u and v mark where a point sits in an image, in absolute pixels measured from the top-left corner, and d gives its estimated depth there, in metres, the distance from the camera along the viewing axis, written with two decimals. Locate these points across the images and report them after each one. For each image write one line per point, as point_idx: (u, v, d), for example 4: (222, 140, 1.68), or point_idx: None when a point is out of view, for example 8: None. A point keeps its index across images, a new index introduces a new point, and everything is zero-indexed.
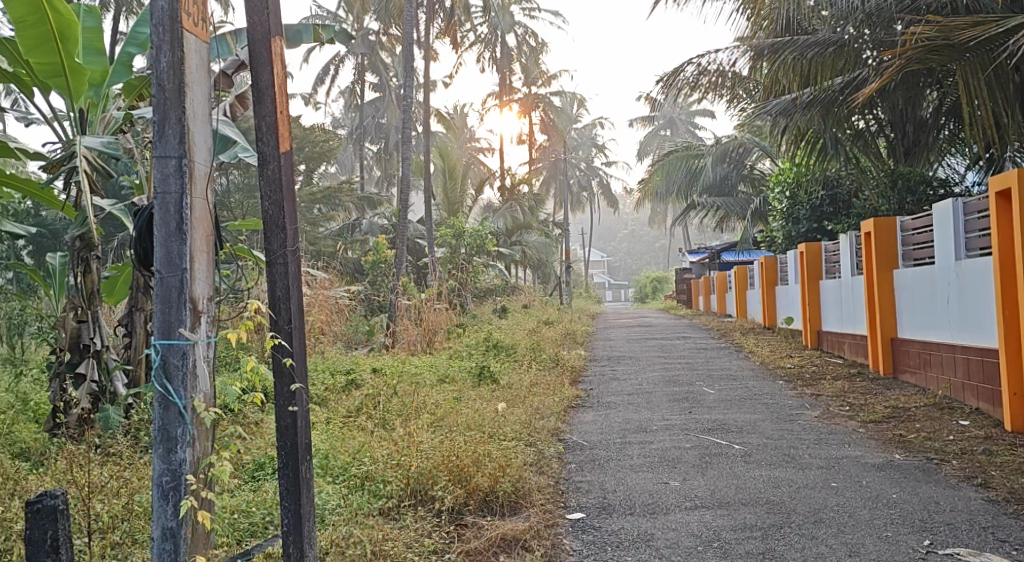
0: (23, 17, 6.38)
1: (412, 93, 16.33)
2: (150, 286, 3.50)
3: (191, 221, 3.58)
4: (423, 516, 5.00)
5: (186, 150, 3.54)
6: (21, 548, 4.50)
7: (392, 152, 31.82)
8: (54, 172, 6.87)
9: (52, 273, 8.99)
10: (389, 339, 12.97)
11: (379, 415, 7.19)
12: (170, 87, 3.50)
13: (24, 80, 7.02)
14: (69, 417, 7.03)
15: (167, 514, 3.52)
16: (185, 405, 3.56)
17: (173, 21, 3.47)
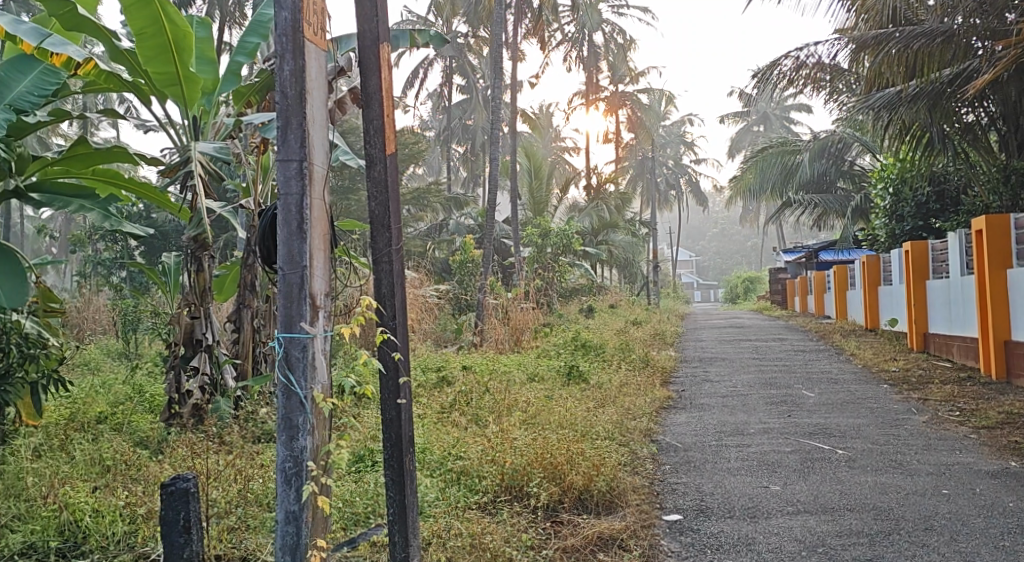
0: (142, 29, 6.75)
1: (500, 94, 16.46)
2: (273, 282, 3.68)
3: (311, 220, 3.73)
4: (519, 512, 5.05)
5: (307, 153, 3.69)
6: (147, 530, 4.79)
7: (478, 153, 32.11)
8: (171, 176, 7.26)
9: (167, 272, 9.48)
10: (478, 338, 13.12)
11: (472, 412, 7.28)
12: (292, 93, 3.66)
13: (143, 89, 7.40)
14: (183, 407, 7.39)
15: (289, 498, 3.69)
16: (305, 395, 3.71)
17: (295, 31, 3.64)
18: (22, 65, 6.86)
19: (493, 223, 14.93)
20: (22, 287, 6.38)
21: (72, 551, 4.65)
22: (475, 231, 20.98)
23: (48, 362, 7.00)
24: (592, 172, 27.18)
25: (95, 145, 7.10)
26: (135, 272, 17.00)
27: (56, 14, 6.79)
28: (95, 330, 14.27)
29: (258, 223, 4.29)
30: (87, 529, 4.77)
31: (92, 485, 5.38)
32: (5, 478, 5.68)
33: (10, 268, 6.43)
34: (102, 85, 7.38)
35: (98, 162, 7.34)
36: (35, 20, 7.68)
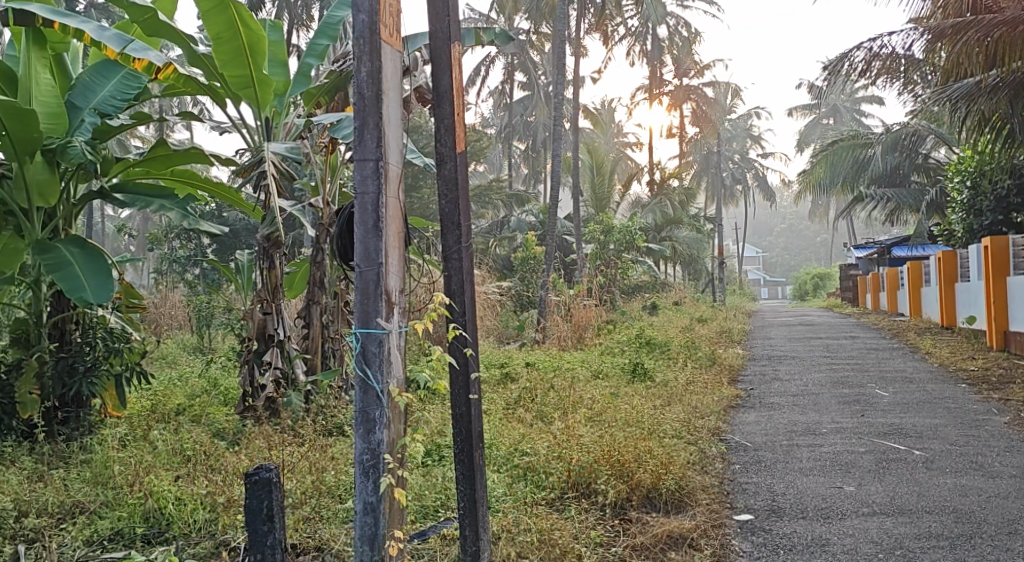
0: (219, 34, 6.95)
1: (563, 90, 16.45)
2: (350, 279, 3.77)
3: (387, 219, 3.80)
4: (587, 509, 5.05)
5: (382, 152, 3.76)
6: (226, 518, 4.97)
7: (539, 150, 32.09)
8: (245, 177, 7.49)
9: (241, 269, 9.74)
10: (540, 335, 13.15)
11: (537, 409, 7.30)
12: (369, 94, 3.73)
13: (218, 91, 7.62)
14: (257, 400, 7.61)
15: (367, 490, 3.77)
16: (382, 389, 3.79)
17: (372, 33, 3.71)
18: (106, 70, 7.13)
19: (556, 220, 14.91)
20: (106, 283, 6.57)
21: (157, 537, 4.86)
22: (537, 228, 21.00)
23: (131, 356, 7.32)
24: (656, 168, 26.95)
25: (173, 147, 7.35)
26: (208, 269, 17.49)
27: (137, 20, 7.04)
28: (170, 325, 14.73)
29: (335, 222, 4.39)
30: (170, 516, 4.98)
31: (174, 474, 5.60)
32: (93, 466, 5.95)
33: (96, 266, 6.69)
34: (180, 88, 7.62)
35: (177, 164, 7.59)
36: (118, 27, 7.98)
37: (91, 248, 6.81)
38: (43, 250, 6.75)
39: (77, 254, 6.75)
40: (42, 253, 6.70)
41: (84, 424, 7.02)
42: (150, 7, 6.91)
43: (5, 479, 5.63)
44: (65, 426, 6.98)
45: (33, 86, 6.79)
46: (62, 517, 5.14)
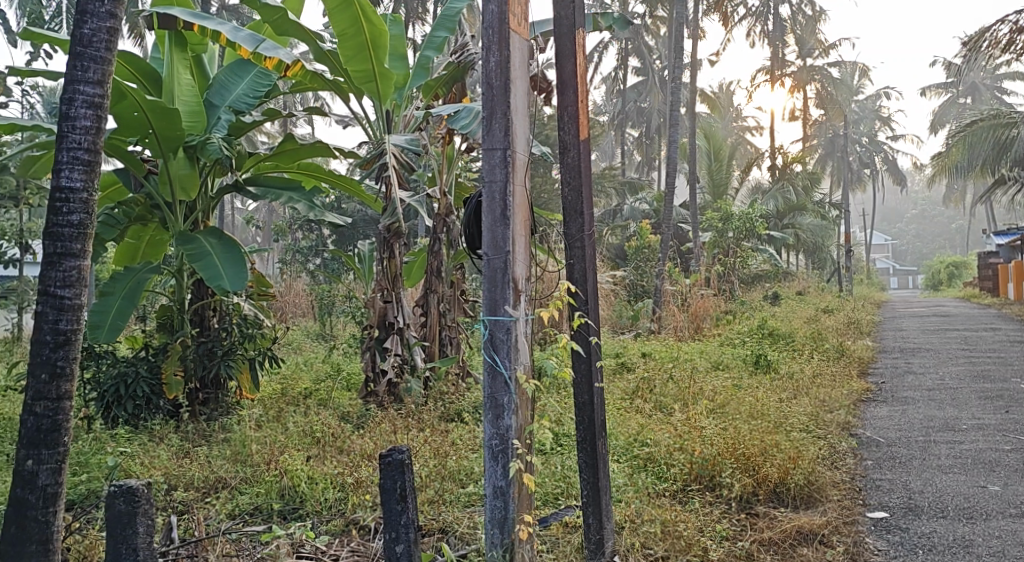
0: (343, 30, 7.14)
1: (679, 74, 16.13)
2: (478, 266, 3.84)
3: (513, 207, 3.85)
4: (711, 503, 4.97)
5: (510, 141, 3.80)
6: (356, 497, 5.15)
7: (654, 136, 31.58)
8: (367, 170, 7.63)
9: (363, 258, 10.03)
10: (656, 325, 12.99)
11: (655, 399, 7.21)
12: (497, 84, 3.78)
13: (343, 86, 7.88)
14: (379, 385, 7.82)
15: (496, 474, 3.85)
16: (510, 375, 3.84)
17: (501, 23, 3.76)
18: (240, 69, 7.51)
19: (673, 208, 14.64)
20: (241, 271, 6.89)
21: (291, 514, 5.11)
22: (651, 216, 20.70)
23: (263, 341, 7.69)
24: (778, 152, 26.08)
25: (301, 141, 7.63)
26: (330, 259, 18.10)
27: (269, 20, 7.34)
28: (295, 312, 15.31)
29: (463, 212, 4.48)
30: (303, 494, 5.23)
31: (306, 454, 5.85)
32: (232, 444, 6.28)
33: (233, 256, 7.03)
34: (307, 84, 7.91)
35: (304, 157, 7.87)
36: (251, 27, 8.34)
37: (227, 238, 7.18)
38: (185, 240, 7.17)
39: (215, 244, 7.14)
40: (185, 244, 7.13)
41: (222, 405, 7.44)
42: (280, 7, 7.18)
43: (155, 453, 6.05)
44: (206, 406, 7.43)
45: (175, 86, 7.27)
46: (207, 491, 5.47)
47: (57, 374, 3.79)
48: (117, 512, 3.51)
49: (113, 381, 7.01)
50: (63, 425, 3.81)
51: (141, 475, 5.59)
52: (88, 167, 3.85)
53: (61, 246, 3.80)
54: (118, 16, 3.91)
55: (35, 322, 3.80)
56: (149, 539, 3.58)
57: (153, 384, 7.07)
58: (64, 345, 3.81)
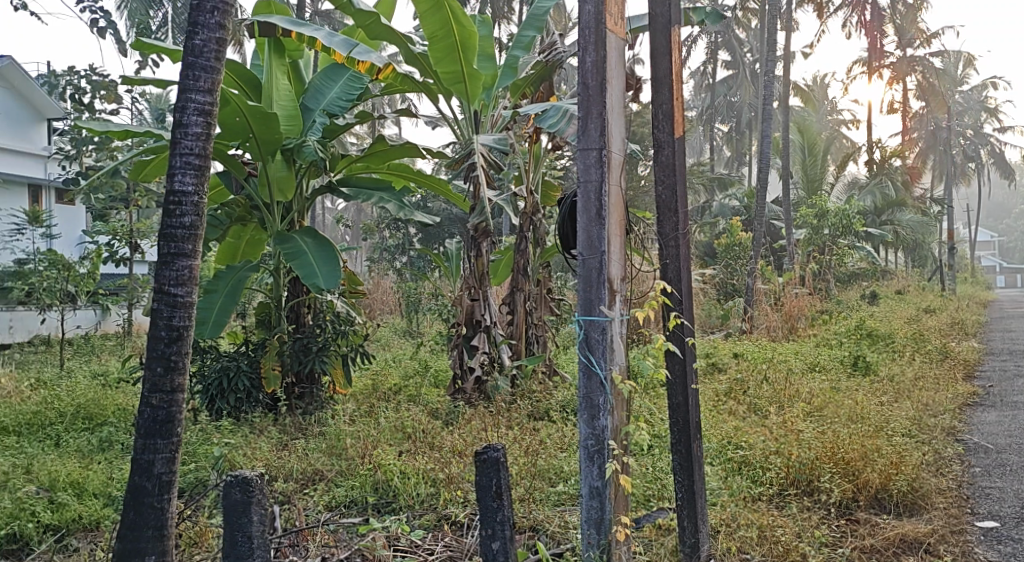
0: (433, 33, 7.21)
1: (771, 67, 15.74)
2: (573, 267, 3.86)
3: (609, 207, 3.85)
4: (810, 508, 4.85)
5: (606, 141, 3.81)
6: (447, 493, 5.23)
7: (744, 132, 30.92)
8: (456, 170, 7.75)
9: (451, 257, 10.15)
10: (748, 324, 12.74)
11: (749, 401, 7.07)
12: (594, 83, 3.80)
13: (432, 88, 7.99)
14: (466, 382, 7.93)
15: (592, 474, 3.86)
16: (605, 375, 3.85)
17: (598, 23, 3.77)
18: (333, 73, 7.71)
19: (765, 204, 14.30)
20: (335, 271, 7.05)
21: (385, 507, 5.24)
22: (742, 213, 20.30)
23: (354, 338, 7.87)
24: (875, 146, 25.20)
25: (391, 142, 7.79)
26: (417, 257, 18.38)
27: (362, 24, 7.50)
28: (384, 310, 15.62)
29: (558, 210, 4.50)
30: (396, 488, 5.35)
31: (398, 450, 5.97)
32: (327, 438, 6.46)
33: (328, 256, 7.20)
34: (398, 86, 8.05)
35: (393, 158, 8.02)
36: (344, 31, 8.54)
37: (322, 239, 7.36)
38: (283, 240, 7.40)
39: (310, 244, 7.34)
40: (282, 243, 7.36)
41: (317, 400, 7.65)
42: (373, 12, 7.33)
43: (256, 445, 6.28)
44: (302, 400, 7.63)
45: (274, 90, 7.46)
46: (305, 483, 5.65)
47: (171, 367, 3.97)
48: (234, 501, 3.66)
49: (217, 375, 7.33)
50: (177, 416, 4.00)
51: (245, 466, 5.81)
52: (199, 172, 4.03)
53: (174, 247, 3.98)
54: (227, 26, 4.06)
55: (151, 318, 3.99)
56: (263, 528, 3.72)
57: (252, 378, 7.35)
58: (177, 340, 3.99)
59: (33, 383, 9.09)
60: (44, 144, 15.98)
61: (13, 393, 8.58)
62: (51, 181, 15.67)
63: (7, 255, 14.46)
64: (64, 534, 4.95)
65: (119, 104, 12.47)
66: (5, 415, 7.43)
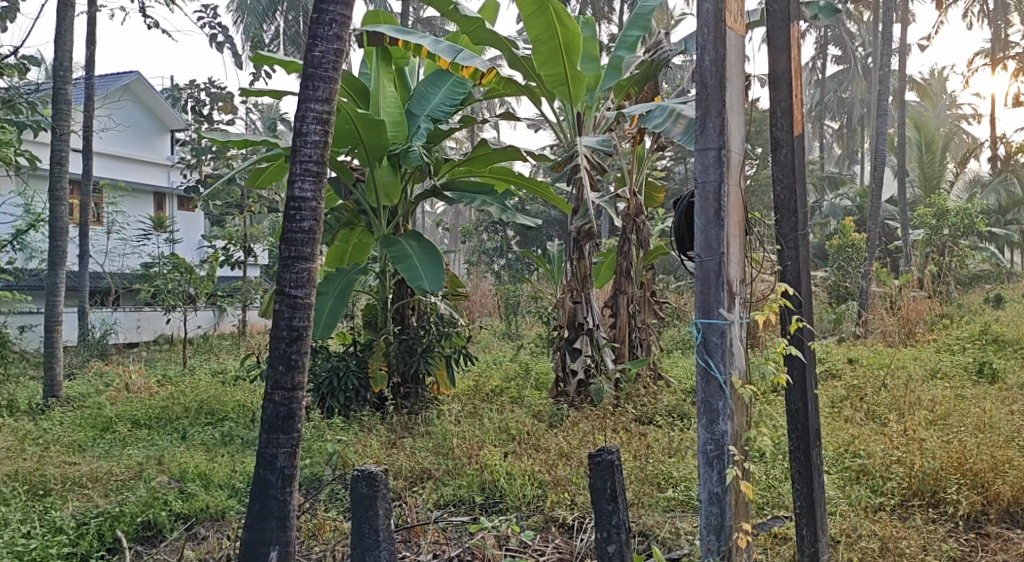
0: (537, 36, 7.22)
1: (886, 61, 15.10)
2: (691, 269, 3.93)
3: (728, 207, 3.91)
4: (935, 520, 4.66)
5: (725, 141, 3.87)
6: (553, 496, 5.24)
7: (855, 129, 29.79)
8: (559, 172, 7.76)
9: (553, 259, 10.16)
10: (861, 329, 12.28)
11: (867, 408, 6.82)
12: (712, 83, 3.87)
13: (536, 91, 8.03)
14: (569, 385, 7.92)
15: (712, 480, 3.89)
16: (724, 380, 3.89)
17: (717, 21, 3.84)
18: (438, 79, 7.87)
19: (879, 205, 13.73)
20: (439, 274, 7.18)
21: (493, 507, 5.30)
22: (853, 213, 19.56)
23: (458, 339, 7.98)
24: (999, 141, 23.88)
25: (493, 146, 7.84)
26: (518, 259, 18.49)
27: (467, 30, 7.60)
28: (485, 312, 15.77)
29: (675, 211, 4.52)
30: (503, 489, 5.40)
31: (504, 450, 6.02)
32: (435, 438, 6.58)
33: (432, 259, 7.32)
34: (502, 90, 8.13)
35: (496, 160, 8.07)
36: (450, 38, 8.70)
37: (426, 242, 7.49)
38: (389, 243, 7.56)
39: (416, 246, 7.49)
40: (389, 246, 7.53)
41: (422, 400, 7.75)
42: (477, 17, 7.41)
43: (367, 442, 6.45)
44: (407, 400, 7.76)
45: (381, 98, 7.64)
46: (413, 481, 5.76)
47: (292, 366, 4.12)
48: (360, 494, 3.83)
49: (328, 373, 7.58)
50: (297, 413, 4.15)
51: (357, 463, 5.98)
52: (317, 178, 4.17)
53: (294, 251, 4.14)
54: (345, 38, 4.19)
55: (273, 319, 4.15)
56: (388, 522, 3.86)
57: (361, 378, 7.57)
58: (297, 340, 4.14)
59: (159, 380, 9.59)
60: (168, 154, 16.86)
61: (141, 389, 9.08)
62: (174, 188, 16.52)
63: (135, 259, 15.31)
64: (194, 523, 5.21)
65: (236, 114, 13.04)
66: (136, 409, 7.87)
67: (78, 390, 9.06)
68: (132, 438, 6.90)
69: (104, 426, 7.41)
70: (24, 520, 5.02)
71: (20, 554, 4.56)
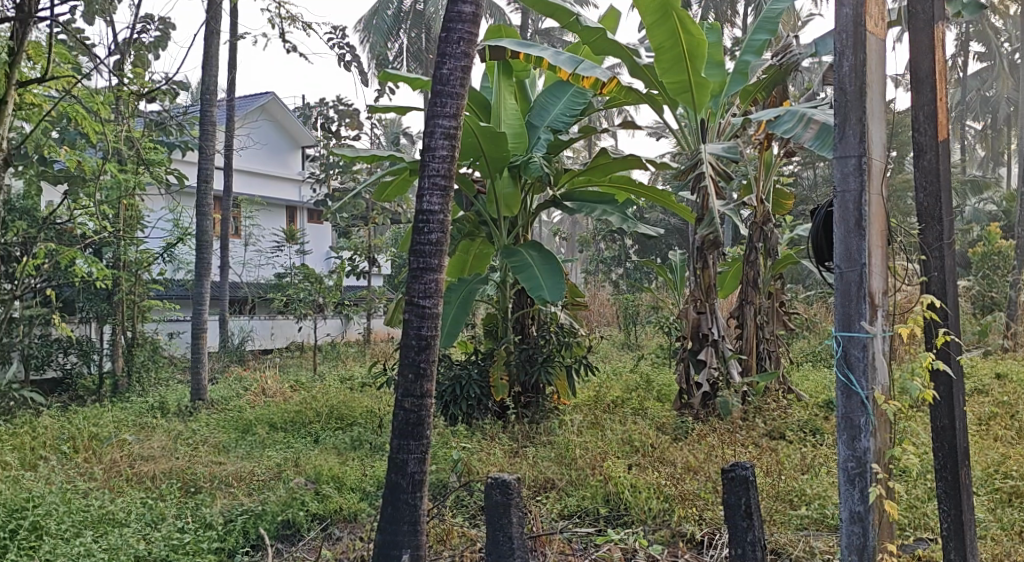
0: (661, 43, 7.12)
1: None
2: (831, 280, 3.83)
3: (869, 217, 3.80)
4: None
5: (865, 148, 3.77)
6: (680, 510, 5.18)
7: (1000, 128, 27.97)
8: (683, 181, 7.60)
9: (675, 268, 10.03)
10: (1009, 343, 11.50)
11: (1018, 427, 6.39)
12: (852, 89, 3.79)
13: (658, 99, 7.97)
14: (693, 397, 7.78)
15: (854, 499, 3.78)
16: (866, 395, 3.77)
17: (857, 26, 3.76)
18: (558, 90, 7.92)
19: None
20: (559, 284, 7.21)
21: (618, 519, 5.29)
22: (999, 218, 18.33)
23: (579, 349, 7.99)
24: None
25: (613, 155, 7.79)
26: (638, 269, 18.30)
27: (588, 41, 7.61)
28: (602, 321, 15.70)
29: (812, 221, 4.41)
30: (628, 501, 5.37)
31: (628, 463, 5.97)
32: (557, 447, 6.60)
33: (552, 269, 7.36)
34: (624, 99, 8.10)
35: (615, 170, 8.02)
36: (570, 50, 8.74)
37: (546, 251, 7.55)
38: (510, 253, 7.65)
39: (536, 257, 7.53)
40: (510, 256, 7.61)
41: (543, 409, 7.79)
42: (600, 28, 7.42)
43: (490, 450, 6.53)
44: (528, 409, 7.82)
45: (501, 111, 7.74)
46: (537, 490, 5.80)
47: (421, 374, 4.24)
48: (494, 501, 3.92)
49: (450, 382, 7.72)
50: (426, 420, 4.25)
51: (482, 471, 6.07)
52: (444, 192, 4.27)
53: (422, 262, 4.25)
54: (472, 54, 4.29)
55: (403, 328, 4.28)
56: (522, 530, 3.93)
57: (483, 386, 7.68)
58: (425, 349, 4.25)
59: (293, 385, 10.01)
60: (299, 169, 17.61)
61: (276, 393, 9.51)
62: (304, 202, 17.23)
63: (269, 269, 16.07)
64: (329, 524, 5.41)
65: (362, 130, 13.52)
66: (273, 413, 8.25)
67: (220, 394, 9.58)
68: (270, 440, 7.23)
69: (244, 428, 7.80)
70: (178, 515, 5.35)
71: (175, 546, 4.85)
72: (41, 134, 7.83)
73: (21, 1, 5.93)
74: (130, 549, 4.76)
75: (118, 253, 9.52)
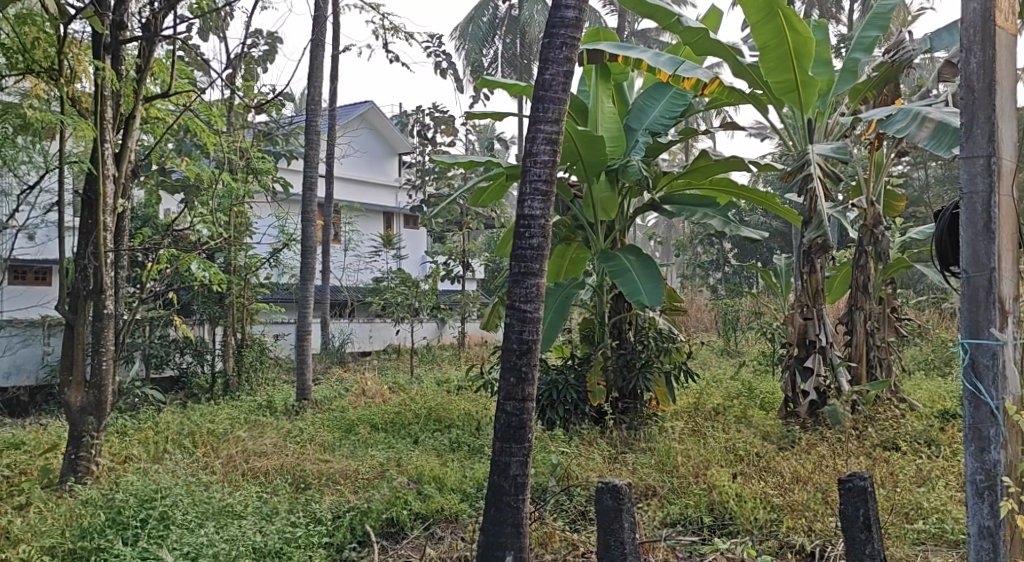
0: (766, 42, 6.99)
1: None
2: (957, 286, 3.68)
3: (999, 219, 3.63)
4: None
5: (995, 148, 3.61)
6: (789, 520, 5.06)
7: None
8: (789, 182, 7.40)
9: (778, 273, 9.78)
10: None
11: None
12: (979, 86, 3.64)
13: (761, 99, 7.81)
14: (799, 404, 7.58)
15: (983, 513, 3.62)
16: (996, 405, 3.60)
17: (984, 21, 3.61)
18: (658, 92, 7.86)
19: None
20: (658, 288, 7.12)
21: (724, 528, 5.20)
22: None
23: (679, 354, 7.91)
24: None
25: (714, 158, 7.67)
26: (737, 273, 17.93)
27: (689, 41, 7.52)
28: (700, 327, 15.45)
29: (937, 223, 4.24)
30: (734, 511, 5.26)
31: (733, 471, 5.86)
32: (659, 453, 6.53)
33: (650, 273, 7.30)
34: (725, 100, 7.97)
35: (715, 172, 7.90)
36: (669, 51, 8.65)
37: (644, 255, 7.49)
38: (607, 258, 7.64)
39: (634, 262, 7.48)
40: (608, 261, 7.59)
41: (640, 415, 7.74)
42: (702, 28, 7.32)
43: (590, 455, 6.52)
44: (626, 414, 7.76)
45: (599, 114, 7.74)
46: (640, 497, 5.76)
47: (522, 378, 4.27)
48: (605, 506, 3.92)
49: (548, 386, 7.74)
50: (528, 423, 4.28)
51: (582, 476, 6.06)
52: (546, 197, 4.29)
53: (524, 266, 4.29)
54: (574, 60, 4.31)
55: (505, 331, 4.33)
56: (632, 536, 3.94)
57: (580, 391, 7.67)
58: (527, 352, 4.28)
59: (392, 387, 10.21)
60: (396, 176, 17.94)
61: (377, 394, 9.73)
62: (401, 208, 17.53)
63: (368, 274, 16.45)
64: (431, 523, 5.50)
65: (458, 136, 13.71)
66: (374, 414, 8.43)
67: (323, 394, 9.86)
68: (372, 440, 7.40)
69: (346, 428, 8.00)
70: (290, 510, 5.55)
71: (288, 540, 5.03)
72: (162, 146, 8.20)
73: (148, 21, 6.25)
74: (248, 541, 4.94)
75: (229, 258, 9.91)
